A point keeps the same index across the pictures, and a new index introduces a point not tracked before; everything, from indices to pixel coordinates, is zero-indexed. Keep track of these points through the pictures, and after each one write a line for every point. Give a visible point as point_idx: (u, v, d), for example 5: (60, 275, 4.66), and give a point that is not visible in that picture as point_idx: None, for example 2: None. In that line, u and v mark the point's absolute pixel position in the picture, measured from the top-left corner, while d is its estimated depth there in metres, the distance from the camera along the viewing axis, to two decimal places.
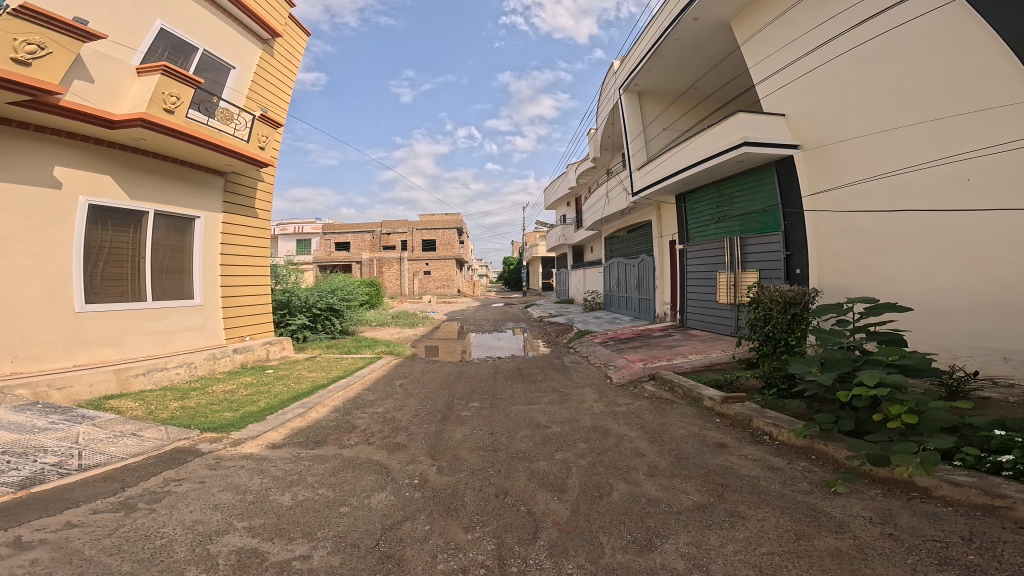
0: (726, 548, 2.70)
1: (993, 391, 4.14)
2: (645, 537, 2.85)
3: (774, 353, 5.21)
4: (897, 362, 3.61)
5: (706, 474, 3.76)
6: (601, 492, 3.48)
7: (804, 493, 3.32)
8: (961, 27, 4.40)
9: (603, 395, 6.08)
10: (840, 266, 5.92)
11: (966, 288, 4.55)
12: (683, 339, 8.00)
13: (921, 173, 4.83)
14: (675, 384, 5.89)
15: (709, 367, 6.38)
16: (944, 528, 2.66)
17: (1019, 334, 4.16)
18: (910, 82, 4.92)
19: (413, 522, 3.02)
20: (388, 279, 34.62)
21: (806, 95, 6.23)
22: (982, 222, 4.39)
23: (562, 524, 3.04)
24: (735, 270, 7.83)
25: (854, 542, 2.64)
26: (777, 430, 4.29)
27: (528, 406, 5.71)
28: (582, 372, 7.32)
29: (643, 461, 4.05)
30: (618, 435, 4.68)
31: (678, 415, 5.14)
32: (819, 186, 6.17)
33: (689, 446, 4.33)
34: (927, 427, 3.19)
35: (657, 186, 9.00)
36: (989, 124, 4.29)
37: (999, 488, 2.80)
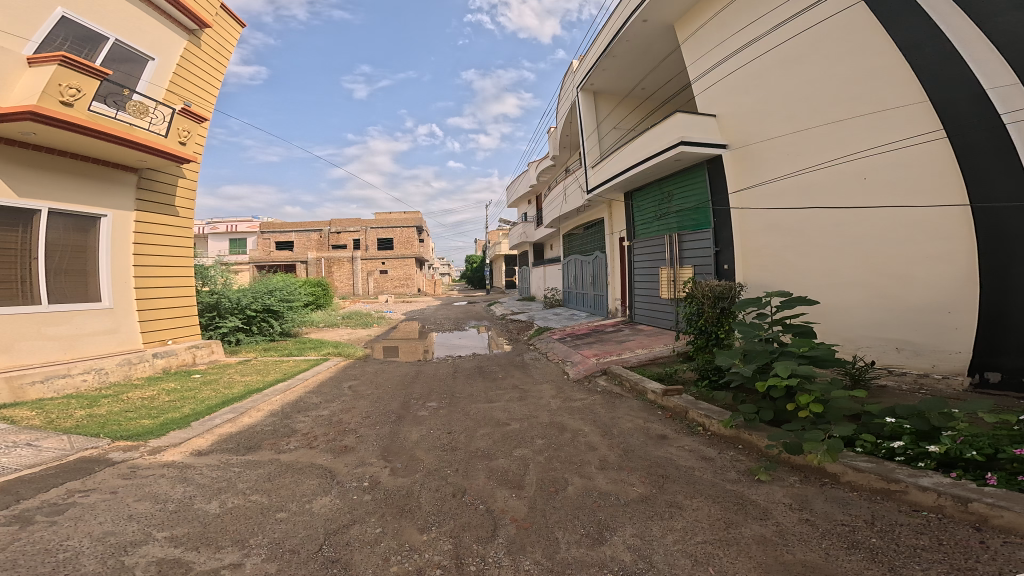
0: (667, 538, 2.82)
1: (889, 379, 4.69)
2: (597, 530, 2.93)
3: (706, 346, 5.46)
4: (808, 353, 3.92)
5: (648, 466, 3.91)
6: (557, 487, 3.54)
7: (732, 481, 3.53)
8: (867, 30, 4.76)
9: (559, 390, 6.18)
10: (761, 262, 6.31)
11: (865, 281, 4.99)
12: (632, 334, 8.26)
13: (831, 170, 5.22)
14: (623, 378, 6.06)
15: (656, 361, 6.60)
16: (851, 513, 2.90)
17: (910, 326, 4.64)
18: (822, 84, 5.28)
19: (362, 525, 2.95)
20: (339, 279, 33.53)
21: (733, 95, 6.56)
22: (876, 218, 4.83)
23: (520, 520, 3.06)
24: (673, 266, 8.12)
25: (776, 528, 2.83)
26: (709, 421, 4.53)
27: (488, 404, 5.71)
28: (541, 369, 7.40)
29: (595, 455, 4.15)
30: (573, 430, 4.76)
31: (627, 409, 5.30)
32: (744, 184, 6.52)
33: (635, 439, 4.48)
34: (833, 415, 3.47)
35: (605, 185, 9.23)
36: (883, 125, 4.70)
37: (893, 472, 3.07)
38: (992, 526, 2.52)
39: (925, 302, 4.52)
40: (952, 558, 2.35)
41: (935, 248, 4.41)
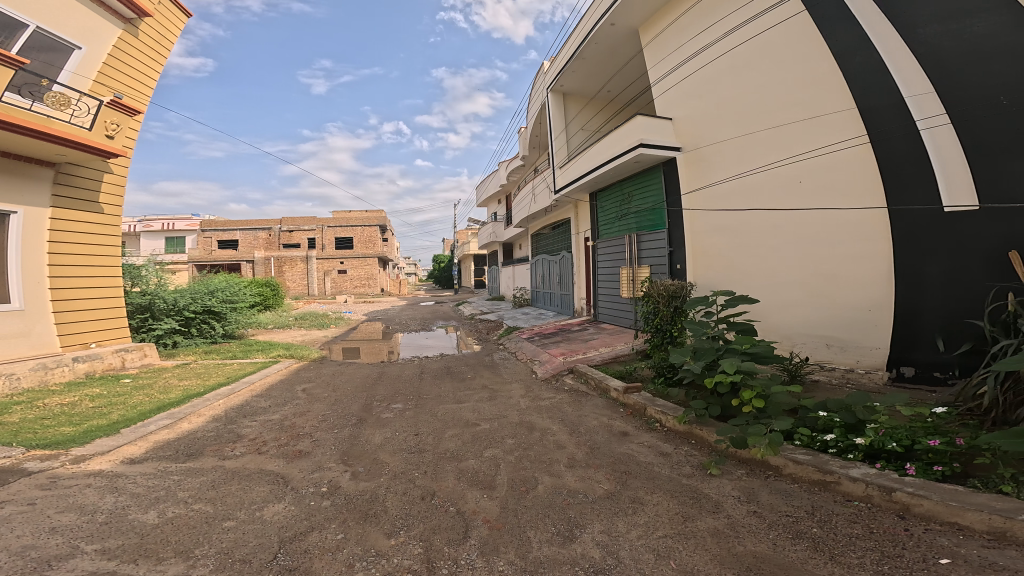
0: (632, 533, 2.91)
1: (821, 373, 5.00)
2: (566, 528, 2.96)
3: (661, 344, 5.59)
4: (750, 350, 4.12)
5: (613, 462, 3.99)
6: (527, 486, 3.56)
7: (687, 476, 3.67)
8: (807, 38, 5.00)
9: (528, 390, 6.19)
10: (709, 262, 6.54)
11: (799, 280, 5.27)
12: (597, 332, 8.38)
13: (774, 172, 5.46)
14: (588, 376, 6.12)
15: (618, 359, 6.69)
16: (793, 504, 3.05)
17: (838, 324, 4.93)
18: (765, 90, 5.52)
19: (322, 531, 2.87)
20: (291, 279, 32.48)
21: (688, 99, 6.75)
22: (809, 220, 5.11)
23: (493, 521, 3.07)
24: (632, 265, 8.27)
25: (727, 521, 2.96)
26: (666, 417, 4.67)
27: (457, 405, 5.67)
28: (510, 368, 7.41)
29: (563, 453, 4.19)
30: (542, 429, 4.80)
31: (592, 407, 5.36)
32: (695, 185, 6.72)
33: (599, 436, 4.56)
34: (774, 410, 3.70)
35: (572, 185, 9.30)
36: (817, 130, 4.96)
37: (828, 465, 3.26)
38: (914, 514, 2.72)
39: (851, 300, 4.81)
40: (883, 545, 2.51)
41: (860, 248, 4.71)
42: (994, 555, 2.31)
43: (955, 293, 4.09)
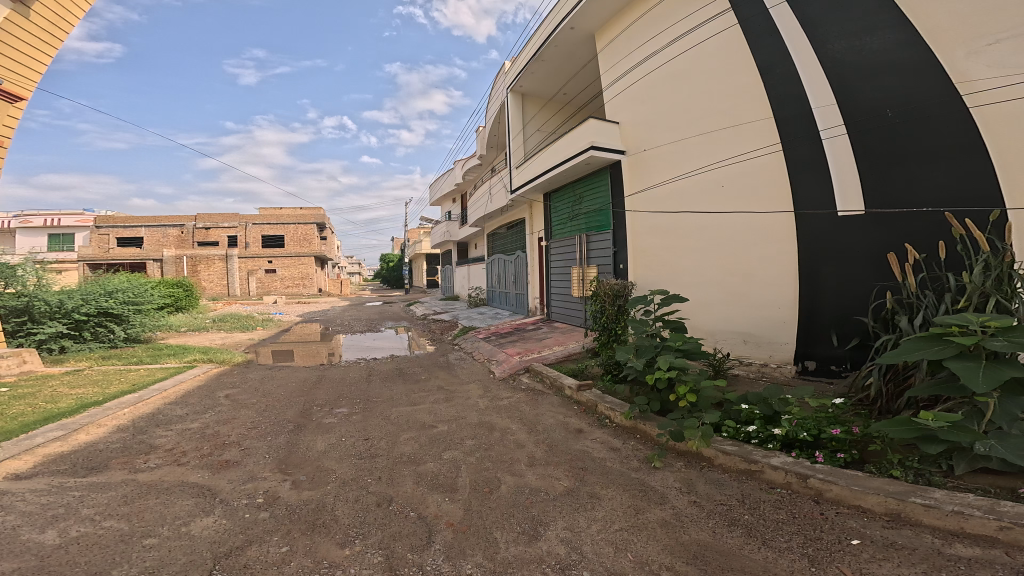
0: (592, 528, 3.02)
1: (740, 368, 5.31)
2: (532, 526, 3.03)
3: (608, 342, 5.57)
4: (683, 347, 4.40)
5: (571, 460, 4.07)
6: (490, 487, 3.58)
7: (635, 469, 3.87)
8: (734, 51, 5.31)
9: (486, 390, 6.17)
10: (646, 262, 6.77)
11: (720, 278, 5.58)
12: (550, 331, 8.46)
13: (701, 176, 5.77)
14: (544, 376, 6.16)
15: (571, 358, 6.76)
16: (726, 493, 3.33)
17: (753, 322, 5.25)
18: (696, 98, 5.81)
19: (263, 544, 2.74)
20: (206, 279, 30.48)
21: (634, 105, 6.94)
22: (729, 222, 5.44)
23: (456, 524, 3.05)
24: (582, 265, 8.40)
25: (672, 511, 3.18)
26: (614, 413, 4.81)
27: (410, 407, 5.57)
28: (466, 368, 7.35)
29: (524, 452, 4.24)
30: (502, 429, 4.83)
31: (549, 404, 5.42)
32: (637, 186, 6.91)
33: (556, 434, 4.62)
34: (703, 404, 4.00)
35: (527, 185, 9.35)
36: (739, 137, 5.30)
37: (752, 454, 3.56)
38: (826, 499, 3.02)
39: (763, 298, 5.15)
40: (805, 529, 2.77)
41: (771, 249, 5.04)
42: (894, 534, 2.59)
43: (845, 293, 4.47)
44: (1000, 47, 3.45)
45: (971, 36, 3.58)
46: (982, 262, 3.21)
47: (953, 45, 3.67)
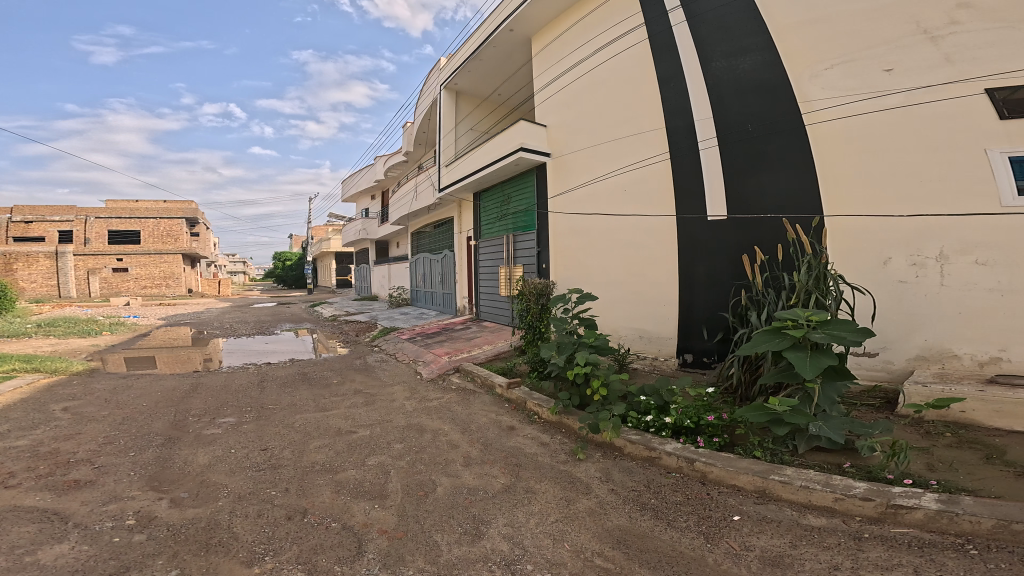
0: (531, 522, 3.23)
1: (642, 362, 5.50)
2: (473, 526, 3.17)
3: (533, 340, 5.58)
4: (596, 343, 4.57)
5: (506, 457, 4.23)
6: (426, 490, 3.73)
7: (563, 462, 4.11)
8: (641, 64, 5.66)
9: (413, 391, 6.04)
10: (566, 261, 6.96)
11: (620, 278, 5.91)
12: (479, 331, 8.45)
13: (608, 180, 6.09)
14: (475, 375, 6.09)
15: (500, 357, 6.78)
16: (636, 479, 3.79)
17: (643, 319, 5.61)
18: (608, 106, 6.13)
19: (146, 569, 2.51)
20: (25, 279, 25.14)
21: (560, 110, 7.10)
22: (627, 224, 5.80)
23: (390, 531, 3.06)
24: (510, 264, 8.42)
25: (597, 500, 3.55)
26: (542, 409, 4.91)
27: (321, 413, 5.37)
28: (387, 370, 7.11)
29: (458, 452, 4.37)
30: (433, 429, 4.92)
31: (481, 403, 5.41)
32: (561, 189, 7.03)
33: (490, 432, 4.72)
34: (613, 396, 4.31)
35: (457, 185, 9.21)
36: (639, 145, 5.69)
37: (652, 442, 4.09)
38: (709, 480, 3.61)
39: (652, 295, 5.50)
40: (698, 509, 3.30)
41: (662, 250, 5.40)
42: (764, 509, 3.18)
43: (714, 289, 4.93)
44: (835, 71, 4.22)
45: (816, 59, 4.33)
46: (807, 266, 3.88)
47: (802, 67, 4.41)
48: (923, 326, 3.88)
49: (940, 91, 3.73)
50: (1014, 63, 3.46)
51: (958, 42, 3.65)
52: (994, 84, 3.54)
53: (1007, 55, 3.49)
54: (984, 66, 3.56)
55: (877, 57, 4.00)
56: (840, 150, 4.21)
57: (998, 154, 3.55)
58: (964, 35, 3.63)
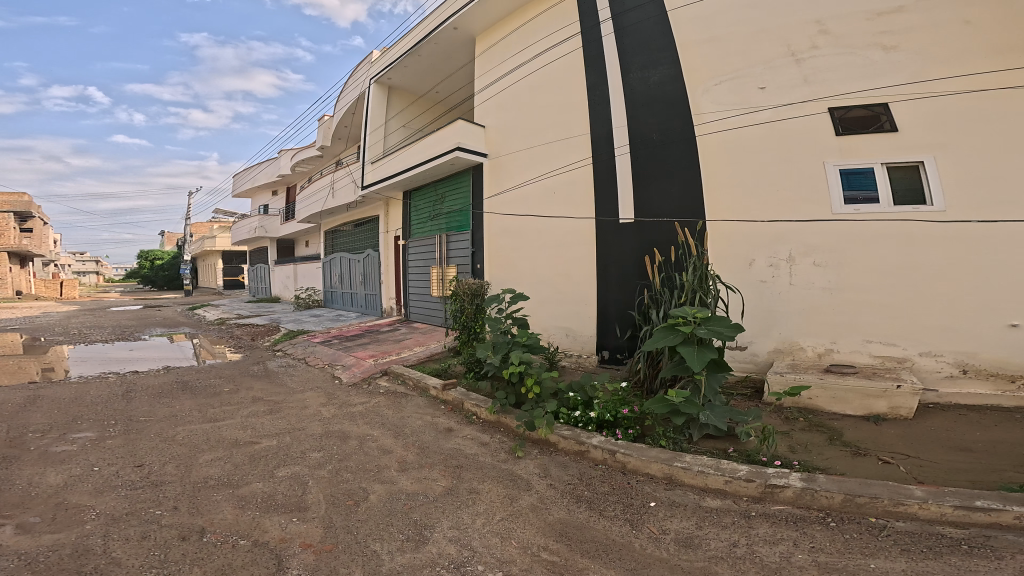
0: (477, 522, 3.31)
1: (569, 360, 5.56)
2: (416, 532, 3.21)
3: (468, 341, 5.58)
4: (528, 342, 4.62)
5: (445, 459, 4.27)
6: (356, 499, 3.71)
7: (505, 461, 4.17)
8: (574, 71, 5.72)
9: (330, 396, 5.62)
10: (499, 263, 6.80)
11: (547, 278, 5.96)
12: (409, 332, 8.17)
13: (541, 183, 6.05)
14: (405, 376, 5.90)
15: (433, 358, 6.61)
16: (571, 473, 3.93)
17: (567, 318, 5.72)
18: (541, 110, 6.11)
19: None
20: None
21: (497, 111, 6.82)
22: (552, 226, 5.87)
23: (315, 545, 3.09)
24: (442, 266, 7.98)
25: (538, 497, 3.63)
26: (481, 408, 4.94)
27: (212, 424, 4.92)
28: (296, 376, 6.26)
29: (392, 457, 4.36)
30: (360, 436, 4.80)
31: (414, 406, 5.30)
32: (496, 189, 6.80)
33: (426, 434, 4.71)
34: (545, 395, 4.38)
35: (383, 184, 8.66)
36: (565, 149, 5.76)
37: (581, 436, 4.25)
38: (629, 469, 3.88)
39: (574, 296, 5.60)
40: (622, 497, 3.53)
41: (581, 250, 5.55)
42: (674, 494, 3.51)
43: (624, 289, 5.15)
44: (721, 88, 4.70)
45: (707, 76, 4.78)
46: (692, 266, 4.32)
47: (695, 82, 4.83)
48: (779, 320, 4.49)
49: (795, 109, 4.37)
50: (855, 84, 4.17)
51: (815, 65, 4.30)
52: (834, 104, 4.23)
53: (850, 77, 4.19)
54: (833, 85, 4.23)
55: (753, 76, 4.55)
56: (719, 160, 4.70)
57: (833, 167, 4.23)
58: (821, 58, 4.29)
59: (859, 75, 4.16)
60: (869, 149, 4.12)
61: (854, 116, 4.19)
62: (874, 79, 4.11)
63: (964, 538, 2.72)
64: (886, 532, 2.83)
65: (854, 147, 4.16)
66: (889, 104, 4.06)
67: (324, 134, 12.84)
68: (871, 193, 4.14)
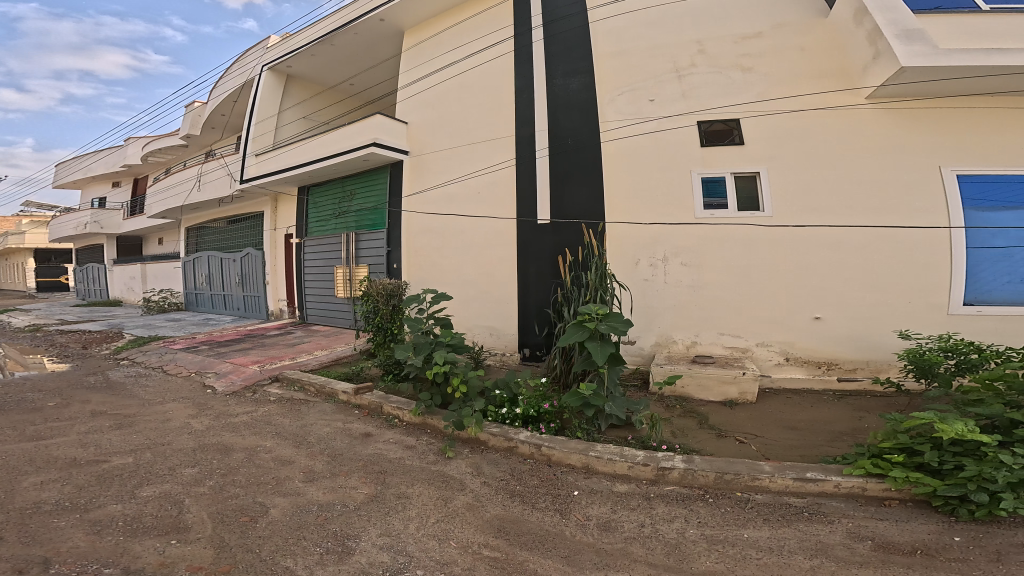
0: (410, 527, 3.03)
1: (493, 359, 5.72)
2: (338, 543, 2.84)
3: (384, 343, 5.27)
4: (452, 342, 4.49)
5: (364, 466, 3.85)
6: (253, 515, 3.13)
7: (434, 463, 3.92)
8: (504, 74, 5.93)
9: (202, 407, 4.74)
10: (419, 262, 6.62)
11: (472, 277, 6.01)
12: (305, 335, 7.27)
13: (469, 182, 6.08)
14: (305, 383, 5.25)
15: (339, 362, 5.96)
16: (502, 470, 3.80)
17: (497, 316, 5.79)
18: (469, 110, 6.18)
19: None
20: None
21: (422, 108, 6.71)
22: (475, 227, 5.98)
23: (207, 567, 2.56)
24: (350, 265, 7.54)
25: (473, 495, 3.46)
26: (403, 412, 4.61)
27: (35, 441, 3.82)
28: (150, 387, 5.17)
29: (294, 468, 3.79)
30: (247, 448, 4.09)
31: (318, 414, 4.73)
32: (417, 189, 6.63)
33: (338, 442, 4.22)
34: (473, 394, 4.26)
35: (275, 177, 7.83)
36: (491, 150, 5.92)
37: (508, 433, 4.17)
38: (556, 462, 3.87)
39: (499, 295, 5.74)
40: (550, 489, 3.51)
41: (504, 251, 5.74)
42: (593, 482, 3.58)
43: (541, 290, 5.45)
44: (622, 98, 5.31)
45: (615, 86, 5.36)
46: (595, 266, 4.59)
47: (605, 90, 5.39)
48: (660, 315, 5.10)
49: (672, 120, 5.09)
50: (720, 100, 4.98)
51: (692, 83, 5.08)
52: (701, 118, 5.02)
53: (716, 94, 5.00)
54: (703, 101, 5.01)
55: (646, 89, 5.22)
56: (616, 165, 5.26)
57: (696, 175, 4.97)
58: (696, 75, 5.08)
59: (722, 92, 4.98)
60: (723, 159, 4.92)
61: (714, 130, 5.00)
62: (732, 96, 4.94)
63: (804, 505, 3.12)
64: (750, 503, 3.18)
65: (712, 157, 4.95)
66: (740, 120, 4.91)
67: (187, 124, 11.24)
68: (721, 200, 4.93)
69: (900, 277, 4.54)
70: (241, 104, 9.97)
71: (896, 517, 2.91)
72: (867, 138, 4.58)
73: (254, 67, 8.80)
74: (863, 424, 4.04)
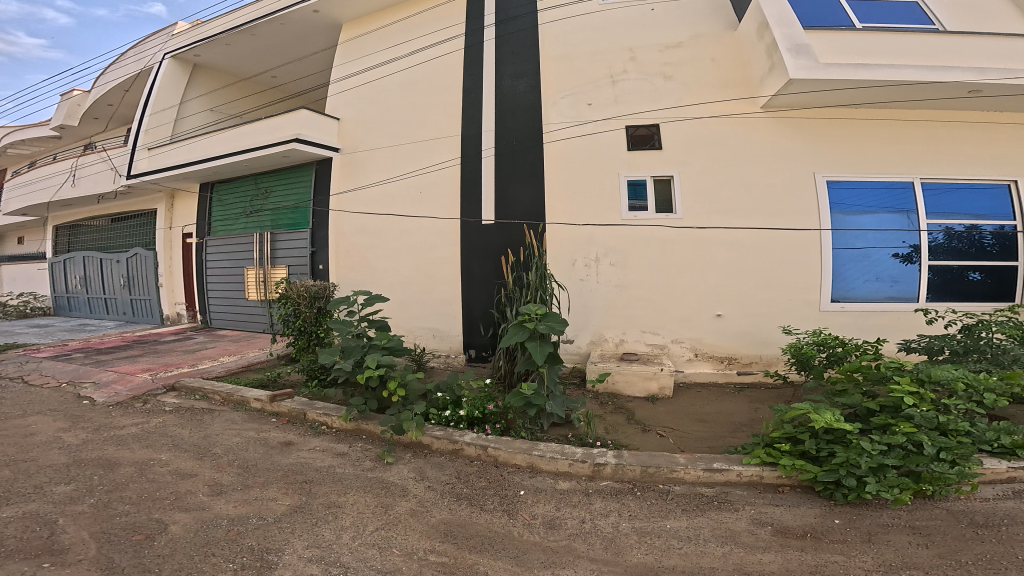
0: (344, 538, 2.77)
1: (435, 359, 5.64)
2: (257, 558, 2.51)
3: (308, 347, 4.88)
4: (389, 345, 4.26)
5: (285, 476, 3.48)
6: (148, 533, 2.66)
7: (372, 469, 3.65)
8: (446, 74, 6.04)
9: (76, 420, 4.03)
10: (351, 262, 6.37)
11: (411, 275, 5.94)
12: (209, 340, 6.57)
13: (407, 181, 6.04)
14: (210, 392, 4.69)
15: (252, 368, 5.43)
16: (449, 474, 3.63)
17: (438, 316, 5.77)
18: (406, 109, 6.19)
19: None
20: None
21: (356, 105, 6.58)
22: (413, 227, 5.93)
23: None
24: (264, 266, 7.08)
25: (416, 501, 3.25)
26: (331, 418, 4.26)
27: None
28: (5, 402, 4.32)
29: (197, 481, 3.31)
30: (138, 462, 3.51)
31: (225, 423, 4.22)
32: (347, 188, 6.42)
33: (252, 452, 3.78)
34: (413, 396, 4.04)
35: (174, 172, 7.13)
36: (429, 149, 5.96)
37: (452, 435, 4.01)
38: (503, 463, 3.76)
39: (441, 295, 5.74)
40: (498, 490, 3.41)
41: (445, 250, 5.75)
42: (538, 481, 3.53)
43: (485, 291, 5.54)
44: (564, 101, 5.61)
45: (561, 87, 5.65)
46: (535, 266, 4.68)
47: (552, 92, 5.66)
48: (592, 315, 5.35)
49: (602, 125, 5.47)
50: (646, 106, 5.42)
51: (622, 89, 5.49)
52: (628, 122, 5.43)
53: (643, 99, 5.44)
54: (632, 106, 5.44)
55: (585, 93, 5.57)
56: (557, 163, 5.51)
57: (624, 177, 5.36)
58: (628, 81, 5.50)
59: (649, 98, 5.43)
60: (645, 163, 5.35)
61: (638, 134, 5.42)
62: (655, 103, 5.41)
63: (714, 495, 3.25)
64: (670, 495, 3.27)
65: (636, 160, 5.36)
66: (659, 126, 5.38)
67: (60, 113, 9.91)
68: (642, 202, 5.34)
69: (789, 276, 5.17)
70: (136, 94, 9.05)
71: (787, 502, 3.10)
72: (764, 144, 5.21)
73: (156, 53, 8.07)
74: (760, 415, 4.42)
